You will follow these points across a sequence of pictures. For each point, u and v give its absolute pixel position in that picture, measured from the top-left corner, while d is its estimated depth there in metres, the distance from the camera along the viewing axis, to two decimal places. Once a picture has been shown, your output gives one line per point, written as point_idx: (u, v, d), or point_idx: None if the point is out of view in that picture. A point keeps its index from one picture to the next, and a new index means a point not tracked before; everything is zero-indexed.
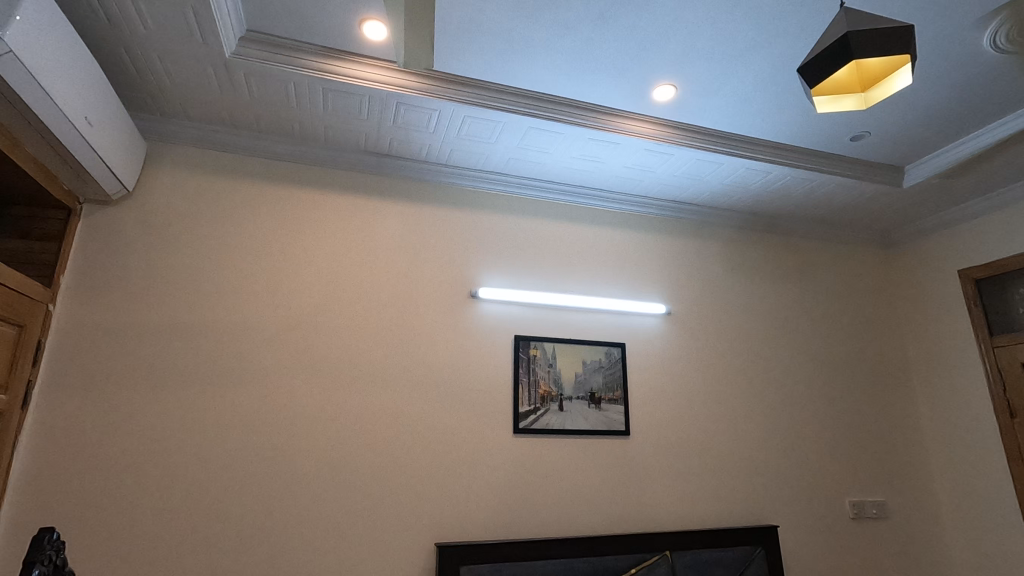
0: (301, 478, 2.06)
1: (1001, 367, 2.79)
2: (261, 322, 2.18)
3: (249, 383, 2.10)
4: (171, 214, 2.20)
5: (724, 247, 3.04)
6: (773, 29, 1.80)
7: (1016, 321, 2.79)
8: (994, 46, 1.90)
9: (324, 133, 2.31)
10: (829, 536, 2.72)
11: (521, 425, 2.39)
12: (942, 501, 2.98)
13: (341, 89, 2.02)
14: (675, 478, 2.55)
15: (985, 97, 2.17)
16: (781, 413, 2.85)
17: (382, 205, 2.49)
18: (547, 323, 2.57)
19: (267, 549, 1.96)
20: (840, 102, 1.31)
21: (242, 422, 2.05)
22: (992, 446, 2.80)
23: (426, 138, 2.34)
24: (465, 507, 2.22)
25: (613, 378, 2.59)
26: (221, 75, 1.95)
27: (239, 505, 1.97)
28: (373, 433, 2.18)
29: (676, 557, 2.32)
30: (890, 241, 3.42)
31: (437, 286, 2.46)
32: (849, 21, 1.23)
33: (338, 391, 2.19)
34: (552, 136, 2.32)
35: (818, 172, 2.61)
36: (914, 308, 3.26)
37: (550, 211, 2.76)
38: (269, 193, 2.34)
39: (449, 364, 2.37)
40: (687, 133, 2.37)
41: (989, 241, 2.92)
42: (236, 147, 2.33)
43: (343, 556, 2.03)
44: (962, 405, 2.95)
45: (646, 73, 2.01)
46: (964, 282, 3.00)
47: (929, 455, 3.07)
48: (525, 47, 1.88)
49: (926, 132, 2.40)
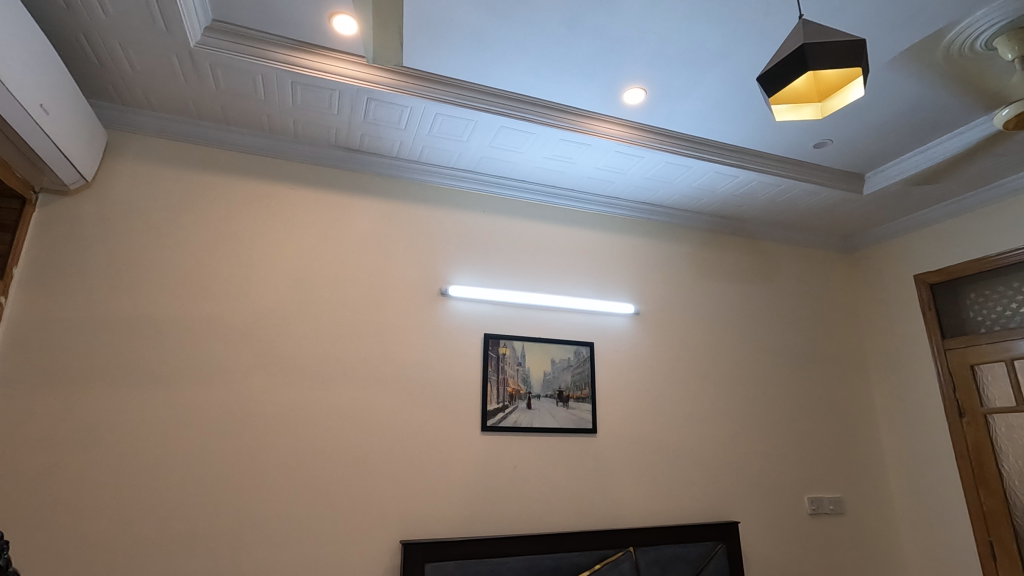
0: (265, 476, 2.04)
1: (952, 368, 2.92)
2: (225, 317, 2.15)
3: (210, 380, 2.07)
4: (132, 206, 2.14)
5: (693, 249, 3.10)
6: (739, 36, 1.85)
7: (967, 325, 2.92)
8: (947, 60, 1.98)
9: (294, 127, 2.29)
10: (788, 532, 2.79)
11: (488, 424, 2.40)
12: (894, 497, 3.10)
13: (310, 83, 2.00)
14: (640, 476, 2.59)
15: (940, 110, 2.26)
16: (744, 411, 2.91)
17: (353, 201, 2.47)
18: (516, 322, 2.58)
19: (228, 550, 1.93)
20: (800, 111, 1.36)
21: (202, 419, 2.02)
22: (942, 445, 2.91)
23: (397, 135, 2.33)
24: (432, 504, 2.22)
25: (581, 377, 2.62)
26: (187, 65, 1.92)
27: (199, 505, 1.94)
28: (339, 431, 2.17)
29: (639, 553, 2.35)
30: (852, 245, 3.52)
31: (407, 283, 2.45)
32: (806, 33, 1.26)
33: (304, 388, 2.17)
34: (523, 136, 2.33)
35: (783, 177, 2.67)
36: (874, 310, 3.37)
37: (521, 210, 2.78)
38: (235, 187, 2.30)
39: (418, 361, 2.37)
40: (657, 137, 2.40)
41: (943, 248, 3.04)
42: (201, 139, 2.28)
43: (306, 556, 2.01)
44: (916, 405, 3.06)
45: (616, 76, 2.03)
46: (919, 286, 3.12)
47: (884, 454, 3.18)
48: (498, 46, 1.88)
49: (886, 141, 2.48)
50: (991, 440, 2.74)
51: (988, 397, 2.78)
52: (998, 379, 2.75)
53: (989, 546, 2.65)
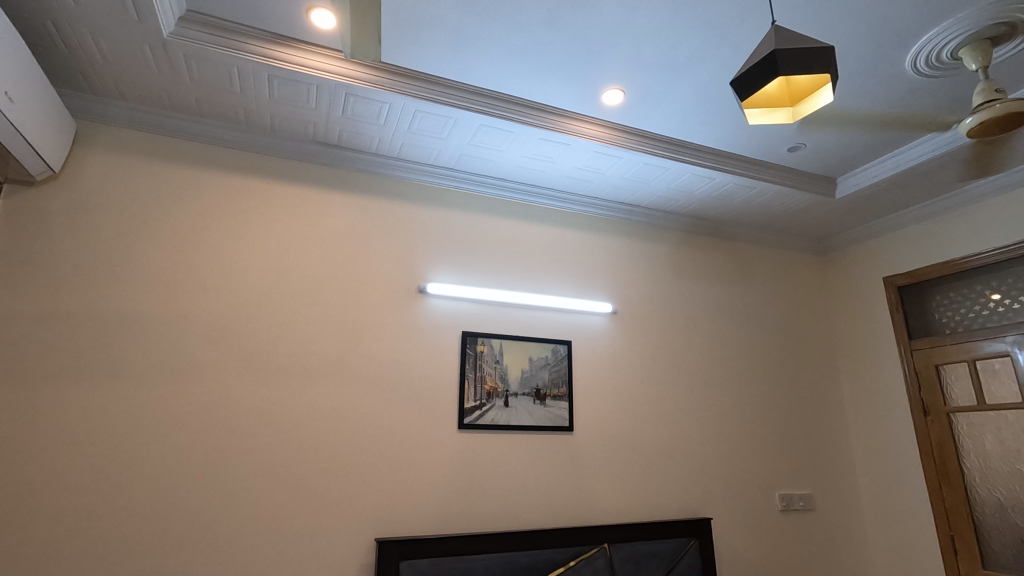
0: (238, 474, 2.01)
1: (917, 368, 3.01)
2: (198, 313, 2.11)
3: (181, 377, 2.03)
4: (101, 199, 2.10)
5: (670, 249, 3.14)
6: (715, 40, 1.87)
7: (932, 326, 3.00)
8: (915, 68, 2.03)
9: (270, 121, 2.26)
10: (759, 528, 2.85)
11: (465, 421, 2.40)
12: (862, 493, 3.18)
13: (287, 76, 1.97)
14: (616, 473, 2.62)
15: (908, 117, 2.32)
16: (718, 409, 2.96)
17: (331, 197, 2.45)
18: (494, 320, 2.59)
19: (199, 550, 1.91)
20: (773, 115, 1.39)
21: (172, 417, 1.99)
22: (907, 442, 2.99)
23: (376, 131, 2.32)
24: (407, 502, 2.22)
25: (558, 375, 2.64)
26: (159, 56, 1.88)
27: (170, 504, 1.91)
28: (313, 429, 2.15)
29: (614, 550, 2.37)
30: (825, 247, 3.60)
31: (385, 281, 2.44)
32: (778, 39, 1.28)
33: (279, 385, 2.15)
34: (503, 135, 2.34)
35: (758, 180, 2.72)
36: (844, 311, 3.45)
37: (500, 209, 2.78)
38: (209, 180, 2.27)
39: (395, 359, 2.36)
40: (635, 138, 2.43)
41: (911, 251, 3.12)
42: (174, 132, 2.24)
43: (280, 555, 2.00)
44: (883, 404, 3.14)
45: (596, 77, 2.05)
46: (888, 289, 3.20)
47: (853, 451, 3.26)
48: (477, 45, 1.89)
49: (857, 146, 2.54)
50: (953, 438, 2.82)
51: (951, 396, 2.87)
52: (961, 378, 2.84)
53: (951, 541, 2.74)
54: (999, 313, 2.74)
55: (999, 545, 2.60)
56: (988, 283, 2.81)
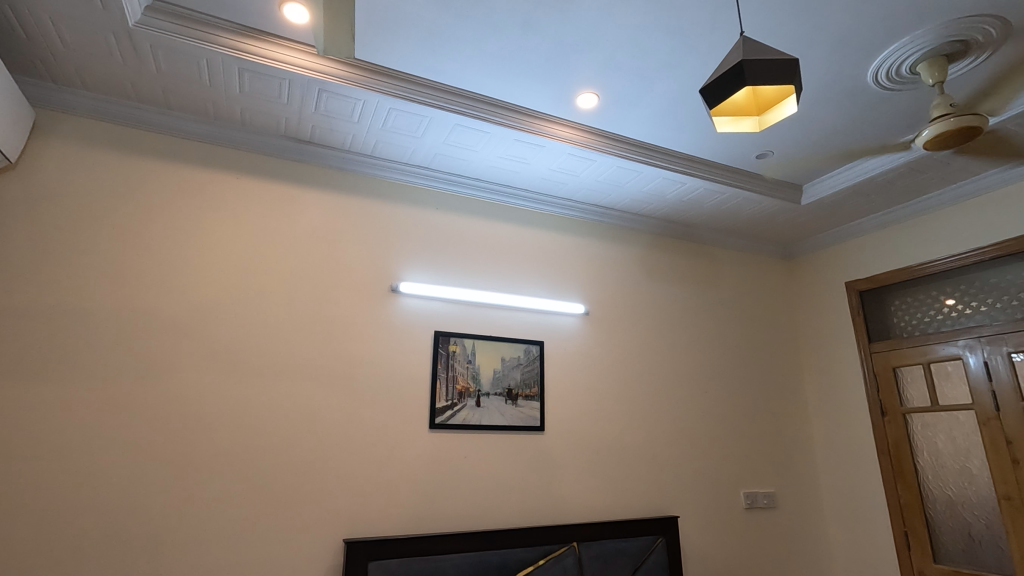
0: (202, 475, 1.97)
1: (876, 370, 3.12)
2: (162, 310, 2.06)
3: (145, 375, 1.98)
4: (62, 191, 2.03)
5: (642, 252, 3.19)
6: (687, 48, 1.91)
7: (891, 330, 3.12)
8: (876, 81, 2.11)
9: (241, 115, 2.22)
10: (724, 526, 2.91)
11: (437, 421, 2.39)
12: (822, 491, 3.28)
13: (258, 70, 1.94)
14: (586, 473, 2.65)
15: (869, 128, 2.41)
16: (686, 409, 3.02)
17: (303, 194, 2.42)
18: (467, 320, 2.59)
19: (160, 553, 1.86)
20: (739, 124, 1.43)
21: (134, 416, 1.94)
22: (866, 441, 3.10)
23: (350, 128, 2.30)
24: (376, 502, 2.20)
25: (530, 376, 2.65)
26: (124, 45, 1.83)
27: (129, 506, 1.86)
28: (280, 429, 2.12)
29: (583, 548, 2.40)
30: (791, 252, 3.70)
31: (356, 279, 2.42)
32: (745, 50, 1.32)
33: (245, 383, 2.11)
34: (477, 135, 2.34)
35: (727, 185, 2.78)
36: (808, 315, 3.55)
37: (475, 209, 2.79)
38: (176, 174, 2.21)
39: (366, 358, 2.34)
40: (609, 142, 2.46)
41: (872, 258, 3.24)
42: (141, 123, 2.18)
43: (244, 557, 1.96)
44: (844, 405, 3.25)
45: (571, 80, 2.07)
46: (850, 293, 3.31)
47: (815, 450, 3.36)
48: (453, 45, 1.89)
49: (821, 154, 2.62)
50: (908, 438, 2.93)
51: (907, 397, 2.98)
52: (916, 380, 2.96)
53: (904, 537, 2.85)
54: (952, 318, 2.86)
55: (949, 540, 2.71)
56: (943, 289, 2.93)
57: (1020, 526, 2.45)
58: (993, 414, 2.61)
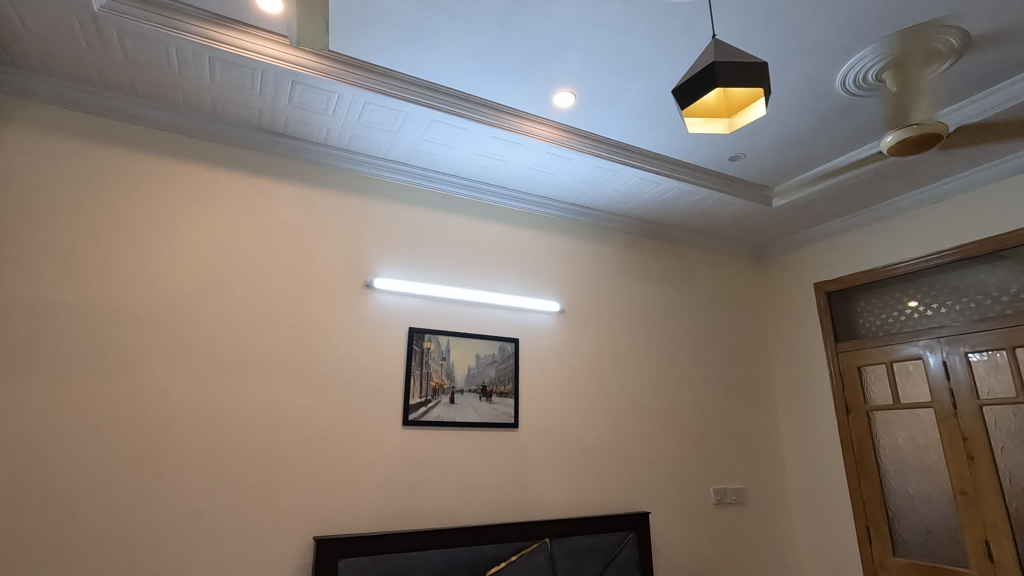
0: (167, 473, 1.93)
1: (842, 369, 3.20)
2: (127, 303, 2.01)
3: (108, 370, 1.93)
4: (22, 179, 1.96)
5: (618, 251, 3.23)
6: (662, 49, 1.94)
7: (856, 330, 3.21)
8: (844, 87, 2.16)
9: (212, 105, 2.17)
10: (694, 521, 2.96)
11: (410, 418, 2.38)
12: (790, 486, 3.36)
13: (230, 60, 1.90)
14: (559, 469, 2.67)
15: (837, 133, 2.47)
16: (659, 407, 3.06)
17: (276, 187, 2.38)
18: (442, 316, 2.59)
19: (122, 552, 1.82)
20: (711, 125, 1.44)
21: (96, 412, 1.88)
22: (832, 438, 3.19)
23: (325, 121, 2.27)
24: (348, 499, 2.18)
25: (504, 373, 2.66)
26: (90, 30, 1.77)
27: (89, 504, 1.81)
28: (250, 426, 2.09)
29: (555, 544, 2.41)
30: (763, 253, 3.78)
31: (330, 274, 2.39)
32: (717, 52, 1.34)
33: (214, 379, 2.07)
34: (454, 131, 2.33)
35: (701, 186, 2.83)
36: (778, 315, 3.63)
37: (451, 205, 2.78)
38: (143, 164, 2.16)
39: (339, 354, 2.32)
40: (585, 141, 2.48)
41: (839, 260, 3.33)
42: (107, 111, 2.12)
43: (211, 556, 1.93)
44: (811, 403, 3.33)
45: (548, 79, 2.08)
46: (818, 294, 3.40)
47: (782, 447, 3.44)
48: (430, 40, 1.88)
49: (792, 157, 2.68)
50: (871, 435, 3.02)
51: (871, 396, 3.07)
52: (879, 379, 3.05)
53: (866, 531, 2.94)
54: (914, 319, 2.95)
55: (908, 533, 2.81)
56: (906, 291, 3.02)
57: (973, 519, 2.55)
58: (950, 412, 2.71)
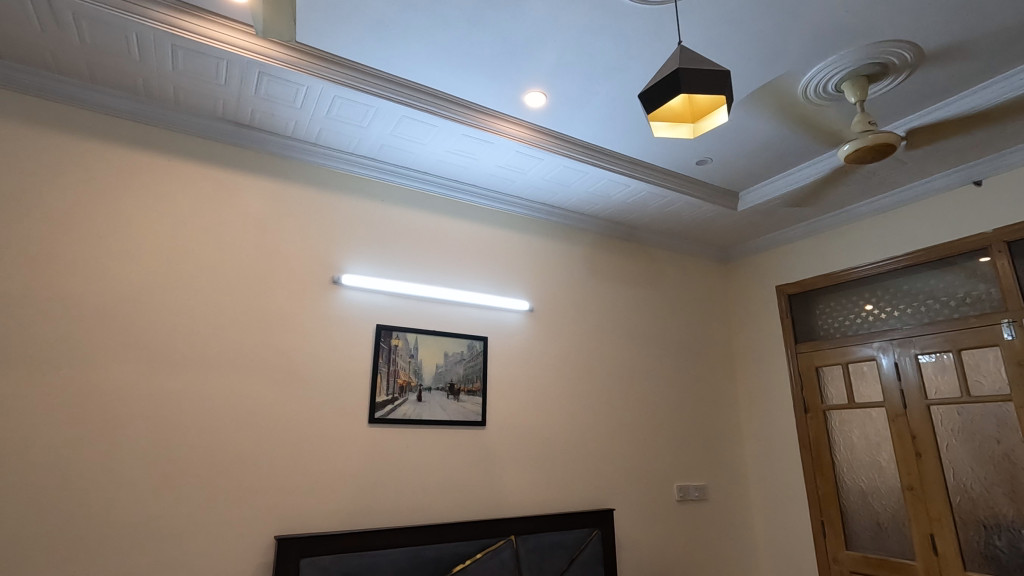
0: (121, 471, 1.87)
1: (801, 369, 3.31)
2: (81, 296, 1.94)
3: (60, 366, 1.86)
4: None
5: (587, 251, 3.26)
6: (631, 53, 1.97)
7: (815, 332, 3.31)
8: (805, 96, 2.23)
9: (175, 94, 2.12)
10: (657, 518, 3.02)
11: (377, 416, 2.37)
12: (750, 483, 3.46)
13: (194, 48, 1.86)
14: (526, 467, 2.69)
15: (798, 141, 2.55)
16: (624, 405, 3.11)
17: (241, 179, 2.33)
18: (410, 314, 2.57)
19: (72, 553, 1.76)
20: (676, 130, 1.45)
21: (45, 409, 1.81)
22: (790, 436, 3.29)
23: (292, 114, 2.23)
24: (311, 498, 2.16)
25: (473, 371, 2.66)
26: (43, 12, 1.71)
27: (36, 505, 1.74)
28: (210, 424, 2.04)
29: (520, 542, 2.43)
30: (728, 256, 3.87)
31: (296, 269, 2.36)
32: (682, 59, 1.37)
33: (172, 376, 2.02)
34: (425, 127, 2.32)
35: (669, 189, 2.88)
36: (742, 316, 3.72)
37: (421, 202, 2.77)
38: (100, 153, 2.09)
39: (304, 351, 2.29)
40: (555, 141, 2.49)
41: (800, 263, 3.43)
42: (61, 96, 2.04)
43: (167, 556, 1.88)
44: (772, 402, 3.43)
45: (519, 78, 2.09)
46: (780, 297, 3.50)
47: (744, 445, 3.53)
48: (400, 35, 1.87)
49: (756, 163, 2.75)
50: (827, 434, 3.13)
51: (827, 395, 3.17)
52: (836, 379, 3.15)
53: (821, 525, 3.05)
54: (870, 321, 3.06)
55: (860, 527, 2.92)
56: (862, 295, 3.13)
57: (919, 513, 2.67)
58: (901, 411, 2.82)
